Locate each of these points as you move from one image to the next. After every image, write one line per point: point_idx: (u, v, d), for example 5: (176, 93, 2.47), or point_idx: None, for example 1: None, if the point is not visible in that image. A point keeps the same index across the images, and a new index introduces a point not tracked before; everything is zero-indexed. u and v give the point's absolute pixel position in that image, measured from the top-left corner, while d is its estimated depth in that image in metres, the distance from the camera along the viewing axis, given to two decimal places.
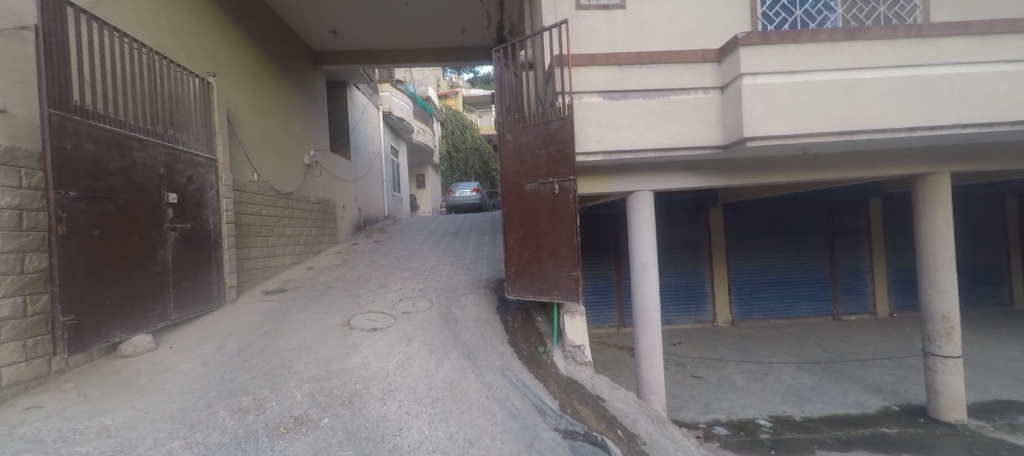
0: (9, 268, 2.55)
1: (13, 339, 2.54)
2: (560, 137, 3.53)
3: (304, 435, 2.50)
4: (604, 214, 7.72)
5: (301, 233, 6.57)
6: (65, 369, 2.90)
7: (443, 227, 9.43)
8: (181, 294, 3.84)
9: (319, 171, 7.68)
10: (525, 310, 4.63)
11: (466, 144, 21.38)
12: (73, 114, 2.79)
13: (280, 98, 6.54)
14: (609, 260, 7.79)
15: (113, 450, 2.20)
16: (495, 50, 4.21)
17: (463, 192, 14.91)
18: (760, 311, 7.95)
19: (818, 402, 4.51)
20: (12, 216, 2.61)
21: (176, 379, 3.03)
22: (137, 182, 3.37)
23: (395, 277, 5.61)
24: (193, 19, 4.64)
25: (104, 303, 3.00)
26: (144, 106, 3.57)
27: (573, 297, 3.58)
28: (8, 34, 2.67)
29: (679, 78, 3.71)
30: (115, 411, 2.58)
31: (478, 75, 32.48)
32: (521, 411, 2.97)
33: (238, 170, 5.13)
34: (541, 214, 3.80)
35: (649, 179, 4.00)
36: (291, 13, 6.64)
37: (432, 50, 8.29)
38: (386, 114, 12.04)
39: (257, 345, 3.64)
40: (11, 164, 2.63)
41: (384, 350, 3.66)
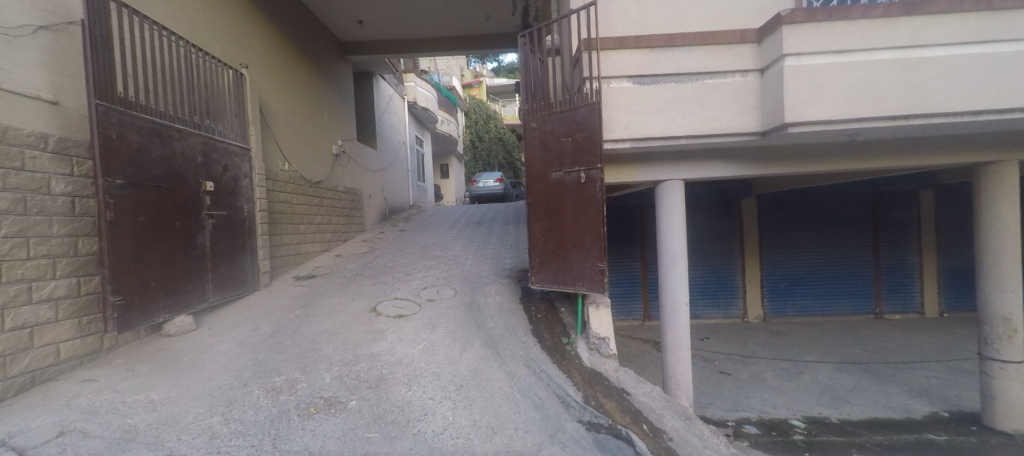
0: (63, 251, 2.76)
1: (69, 316, 2.77)
2: (587, 125, 3.45)
3: (333, 416, 2.59)
4: (630, 204, 7.55)
5: (329, 221, 6.73)
6: (115, 345, 3.12)
7: (466, 217, 9.46)
8: (219, 278, 4.01)
9: (347, 160, 7.83)
10: (548, 300, 4.60)
11: (489, 134, 21.43)
12: (118, 105, 2.94)
13: (308, 89, 6.66)
14: (634, 252, 7.63)
15: (157, 423, 2.36)
16: (520, 36, 4.10)
17: (486, 182, 14.85)
18: (795, 308, 7.61)
19: (857, 404, 4.28)
20: (66, 201, 2.81)
21: (214, 359, 3.17)
22: (177, 171, 3.52)
23: (420, 265, 5.69)
24: (227, 13, 4.77)
25: (149, 285, 3.17)
26: (182, 97, 3.71)
27: (599, 289, 3.51)
28: (58, 30, 2.84)
29: (715, 61, 3.54)
30: (160, 386, 2.74)
31: (501, 66, 32.28)
32: (544, 402, 2.95)
33: (271, 159, 5.30)
34: (566, 204, 3.73)
35: (680, 168, 3.85)
36: (318, 3, 6.72)
37: (458, 39, 8.27)
38: (411, 105, 12.15)
39: (288, 329, 3.75)
40: (62, 153, 2.82)
41: (409, 337, 3.71)
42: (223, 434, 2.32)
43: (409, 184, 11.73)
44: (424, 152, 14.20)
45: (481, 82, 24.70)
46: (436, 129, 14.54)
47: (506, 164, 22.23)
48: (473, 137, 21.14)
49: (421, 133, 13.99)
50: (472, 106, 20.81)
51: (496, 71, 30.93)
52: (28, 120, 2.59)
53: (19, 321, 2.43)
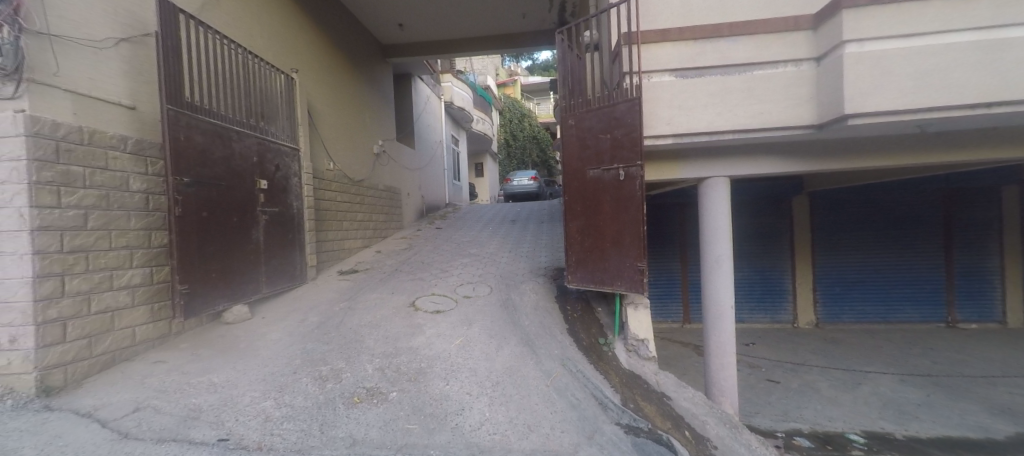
0: (138, 243, 3.02)
1: (143, 302, 3.05)
2: (626, 121, 3.38)
3: (375, 406, 2.68)
4: (670, 203, 7.31)
5: (370, 218, 6.97)
6: (182, 331, 3.39)
7: (500, 216, 9.51)
8: (271, 271, 4.25)
9: (386, 160, 8.08)
10: (584, 300, 4.55)
11: (524, 132, 21.49)
12: (186, 110, 3.20)
13: (352, 93, 6.93)
14: (674, 252, 7.39)
15: (218, 404, 2.55)
16: (558, 31, 4.05)
17: (520, 180, 14.86)
18: (851, 315, 7.08)
19: (926, 420, 3.92)
20: (141, 198, 3.08)
21: (267, 346, 3.36)
22: (236, 170, 3.76)
23: (456, 262, 5.77)
24: (279, 22, 5.06)
25: (210, 276, 3.41)
26: (240, 101, 3.97)
27: (638, 289, 3.42)
28: (135, 42, 3.13)
29: (764, 51, 3.36)
30: (220, 369, 2.95)
31: (535, 64, 32.30)
32: (581, 402, 2.91)
33: (317, 159, 5.55)
34: (604, 202, 3.66)
35: (727, 164, 3.67)
36: (361, 9, 6.98)
37: (493, 38, 8.33)
38: (447, 105, 12.39)
39: (333, 321, 3.90)
40: (138, 154, 3.09)
41: (446, 332, 3.77)
42: (277, 417, 2.48)
43: (445, 183, 11.95)
44: (460, 151, 14.43)
45: (516, 80, 24.78)
46: (471, 129, 14.74)
47: (540, 162, 22.25)
48: (507, 136, 21.24)
49: (457, 133, 14.20)
50: (506, 105, 20.93)
51: (531, 69, 31.17)
52: (109, 125, 2.88)
53: (102, 305, 2.72)
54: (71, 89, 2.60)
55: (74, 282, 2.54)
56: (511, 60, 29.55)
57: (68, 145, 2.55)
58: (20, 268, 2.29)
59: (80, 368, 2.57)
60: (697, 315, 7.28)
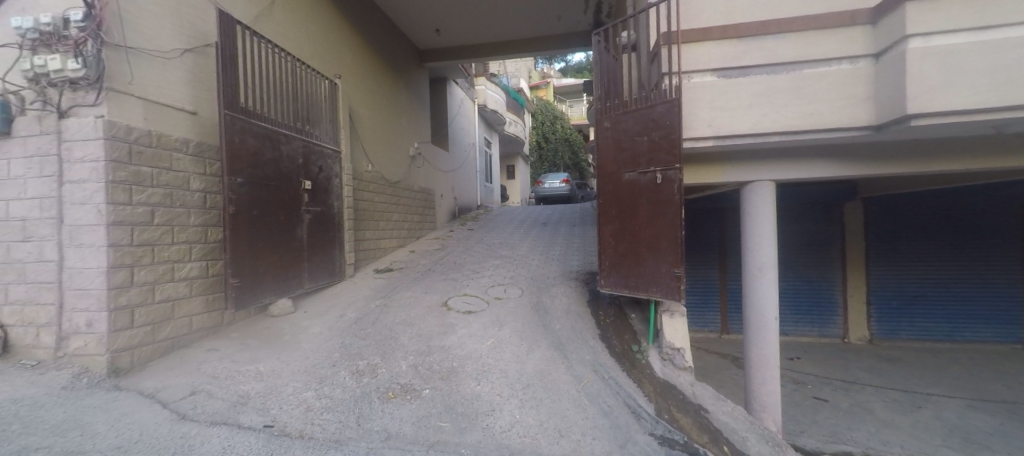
0: (197, 238, 3.24)
1: (199, 294, 3.26)
2: (665, 123, 3.29)
3: (408, 402, 2.74)
4: (709, 207, 7.09)
5: (405, 219, 7.15)
6: (233, 321, 3.60)
7: (531, 218, 9.50)
8: (313, 267, 4.44)
9: (421, 162, 8.27)
10: (617, 305, 4.47)
11: (556, 134, 21.40)
12: (241, 115, 3.41)
13: (390, 96, 7.15)
14: (711, 258, 7.12)
15: (264, 392, 2.70)
16: (595, 33, 4.01)
17: (552, 182, 14.75)
18: (910, 331, 6.54)
19: (1000, 451, 3.54)
20: (200, 196, 3.30)
21: (309, 339, 3.52)
22: (284, 171, 3.96)
23: (488, 264, 5.83)
24: (324, 30, 5.31)
25: (258, 271, 3.61)
26: (288, 105, 4.19)
27: (674, 296, 3.31)
28: (198, 52, 3.37)
29: (817, 47, 3.18)
30: (265, 360, 3.11)
31: (569, 65, 32.14)
32: (613, 409, 2.85)
33: (357, 161, 5.76)
34: (640, 206, 3.58)
35: (773, 167, 3.50)
36: (400, 15, 7.21)
37: (527, 41, 8.36)
38: (480, 108, 12.55)
39: (369, 317, 4.04)
40: (199, 156, 3.33)
41: (478, 332, 3.80)
42: (317, 407, 2.59)
43: (477, 184, 12.09)
44: (493, 154, 14.56)
45: (549, 83, 24.74)
46: (504, 131, 14.84)
47: (572, 164, 22.06)
48: (539, 138, 21.25)
49: (490, 135, 14.34)
50: (538, 108, 20.94)
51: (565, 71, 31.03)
52: (174, 129, 3.11)
53: (165, 295, 2.94)
54: (143, 96, 2.85)
55: (140, 273, 2.76)
56: (544, 63, 29.56)
57: (139, 147, 2.79)
58: (98, 258, 2.53)
59: (144, 353, 2.79)
60: (736, 325, 6.96)
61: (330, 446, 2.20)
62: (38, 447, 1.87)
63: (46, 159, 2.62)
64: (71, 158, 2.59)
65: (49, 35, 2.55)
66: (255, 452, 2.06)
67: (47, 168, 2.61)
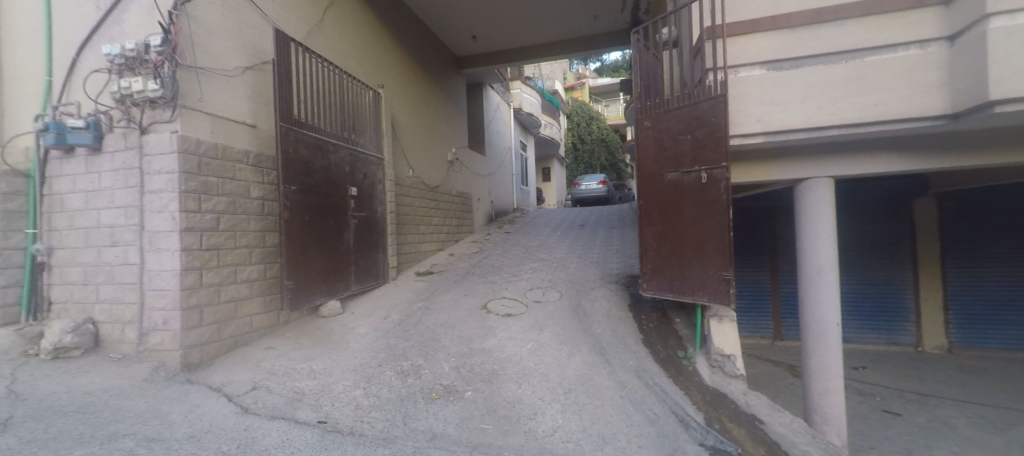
0: (256, 243, 3.47)
1: (258, 295, 3.48)
2: (710, 120, 3.17)
3: (452, 403, 2.79)
4: (759, 207, 6.75)
5: (444, 223, 7.30)
6: (288, 321, 3.81)
7: (568, 221, 9.42)
8: (359, 270, 4.62)
9: (459, 167, 8.43)
10: (660, 310, 4.33)
11: (592, 136, 21.17)
12: (294, 126, 3.63)
13: (429, 104, 7.35)
14: (761, 260, 6.77)
15: (318, 389, 2.83)
16: (633, 32, 3.95)
17: (589, 184, 14.56)
18: (997, 341, 5.87)
19: None
20: (258, 204, 3.54)
21: (356, 339, 3.66)
22: (332, 178, 4.17)
23: (526, 267, 5.83)
24: (368, 43, 5.56)
25: (310, 274, 3.80)
26: (336, 116, 4.41)
27: (723, 301, 3.16)
28: (258, 69, 3.63)
29: (880, 33, 2.95)
30: (318, 358, 3.27)
31: (604, 66, 31.73)
32: (659, 417, 2.75)
33: (399, 168, 5.97)
34: (684, 206, 3.46)
35: (833, 163, 3.28)
36: (438, 25, 7.42)
37: (563, 43, 8.33)
38: (515, 112, 12.65)
39: (412, 318, 4.15)
40: (258, 166, 3.57)
41: (518, 335, 3.81)
42: (365, 405, 2.68)
43: (513, 188, 12.14)
44: (528, 157, 14.61)
45: (584, 84, 24.59)
46: (538, 134, 14.86)
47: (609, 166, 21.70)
48: (574, 140, 21.12)
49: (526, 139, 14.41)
50: (573, 109, 20.85)
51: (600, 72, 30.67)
52: (236, 141, 3.36)
53: (228, 295, 3.17)
54: (210, 112, 3.09)
55: (208, 275, 2.99)
56: (579, 64, 29.35)
57: (207, 159, 3.03)
58: (172, 262, 2.77)
59: (212, 350, 3.01)
60: (791, 332, 6.53)
61: (379, 443, 2.28)
62: (126, 434, 2.06)
63: (130, 172, 2.90)
64: (150, 170, 2.85)
65: (132, 59, 2.81)
66: (311, 446, 2.16)
67: (130, 180, 2.89)
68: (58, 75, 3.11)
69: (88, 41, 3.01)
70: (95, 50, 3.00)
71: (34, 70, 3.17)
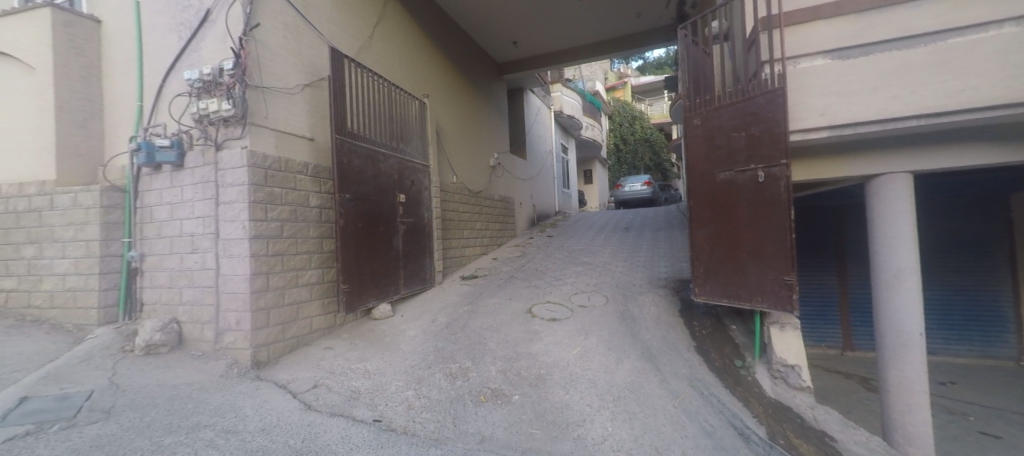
0: (315, 248, 3.69)
1: (317, 297, 3.69)
2: (766, 115, 3.00)
3: (499, 407, 2.81)
4: (826, 206, 6.34)
5: (486, 227, 7.40)
6: (344, 323, 4.01)
7: (613, 223, 9.23)
8: (408, 274, 4.78)
9: (501, 172, 8.52)
10: (714, 316, 4.14)
11: (636, 136, 20.71)
12: (348, 138, 3.83)
13: (471, 110, 7.49)
14: (828, 263, 6.35)
15: (372, 389, 2.96)
16: (680, 28, 3.83)
17: (632, 185, 14.21)
18: None
19: None
20: (317, 211, 3.76)
21: (407, 341, 3.79)
22: (383, 186, 4.35)
23: (570, 270, 5.77)
24: (414, 55, 5.76)
25: (363, 278, 3.99)
26: (386, 126, 4.60)
27: (784, 307, 2.97)
28: (316, 86, 3.87)
29: (967, 10, 2.65)
30: (372, 359, 3.42)
31: (646, 63, 30.91)
32: (716, 430, 2.61)
33: (444, 174, 6.13)
34: (739, 207, 3.28)
35: (910, 157, 2.99)
36: (479, 33, 7.58)
37: (604, 43, 8.21)
38: (556, 114, 12.63)
39: (459, 322, 4.23)
40: (317, 176, 3.80)
41: (563, 340, 3.78)
42: (417, 406, 2.77)
43: (554, 191, 12.09)
44: (570, 160, 14.53)
45: (626, 84, 24.16)
46: (580, 136, 14.74)
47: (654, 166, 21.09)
48: (617, 141, 20.78)
49: (567, 142, 14.34)
50: (615, 110, 20.63)
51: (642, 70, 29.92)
52: (297, 154, 3.59)
53: (292, 298, 3.39)
54: (274, 127, 3.34)
55: (274, 279, 3.21)
56: (620, 63, 28.80)
57: (272, 172, 3.27)
58: (244, 267, 3.01)
59: (278, 348, 3.23)
60: (863, 341, 5.97)
61: (432, 443, 2.34)
62: (207, 425, 2.26)
63: (207, 185, 3.18)
64: (224, 183, 3.11)
65: (208, 82, 3.09)
66: (368, 444, 2.26)
67: (208, 193, 3.18)
68: (147, 100, 3.48)
69: (172, 68, 3.34)
70: (178, 76, 3.33)
71: (128, 96, 3.57)
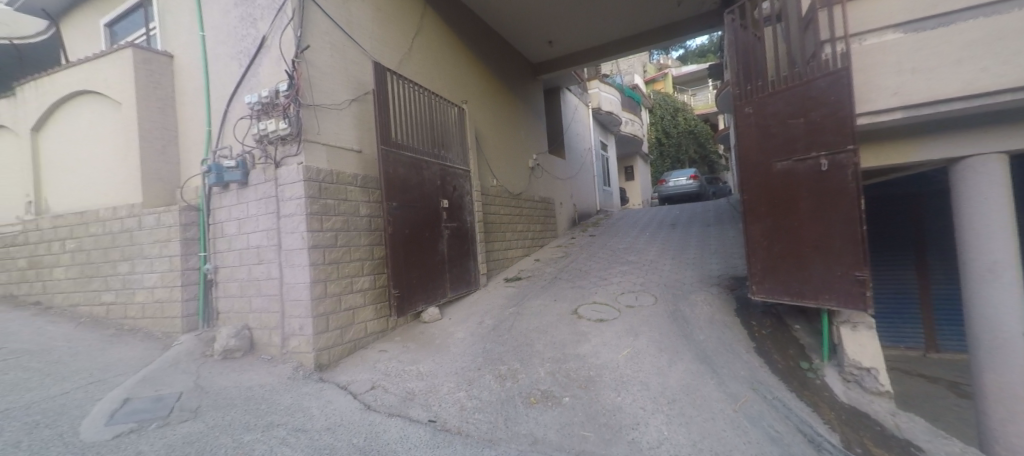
0: (367, 255, 3.86)
1: (371, 303, 3.86)
2: (829, 98, 2.80)
3: (551, 409, 2.81)
4: (904, 195, 5.82)
5: (527, 228, 7.41)
6: (396, 327, 4.16)
7: (658, 220, 8.94)
8: (453, 277, 4.89)
9: (540, 172, 8.49)
10: (774, 315, 3.91)
11: (679, 128, 19.92)
12: (392, 148, 3.97)
13: (508, 112, 7.52)
14: (906, 257, 5.81)
15: (426, 390, 3.06)
16: (728, 13, 3.65)
17: (678, 180, 13.68)
18: None
19: None
20: (367, 220, 3.93)
21: (456, 343, 3.88)
22: (427, 192, 4.48)
23: (615, 270, 5.66)
24: (451, 62, 5.87)
25: (412, 282, 4.13)
26: (427, 134, 4.73)
27: (857, 305, 2.75)
28: (363, 100, 4.04)
29: None
30: (424, 361, 3.53)
31: (686, 51, 29.62)
32: (783, 436, 2.44)
33: (484, 177, 6.22)
34: (800, 198, 3.07)
35: (1004, 135, 2.66)
36: (514, 35, 7.61)
37: (642, 34, 7.95)
38: (594, 111, 12.41)
39: (505, 324, 4.27)
40: (366, 187, 3.98)
41: (612, 341, 3.72)
42: (469, 407, 2.82)
43: (594, 189, 11.88)
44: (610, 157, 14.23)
45: (666, 74, 23.41)
46: (620, 131, 14.40)
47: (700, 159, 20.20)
48: (659, 134, 20.12)
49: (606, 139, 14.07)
50: (655, 103, 20.24)
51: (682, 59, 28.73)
52: (347, 167, 3.77)
53: (348, 303, 3.57)
54: (325, 142, 3.52)
55: (331, 286, 3.40)
56: (658, 54, 27.86)
57: (325, 184, 3.45)
58: (304, 275, 3.21)
59: (337, 352, 3.41)
60: (949, 342, 5.38)
61: (485, 444, 2.38)
62: (279, 424, 2.43)
63: (269, 200, 3.41)
64: (284, 197, 3.32)
65: (267, 104, 3.32)
66: (425, 444, 2.33)
67: (269, 206, 3.41)
68: (215, 124, 3.78)
69: (235, 93, 3.62)
70: (240, 100, 3.60)
71: (198, 122, 3.91)
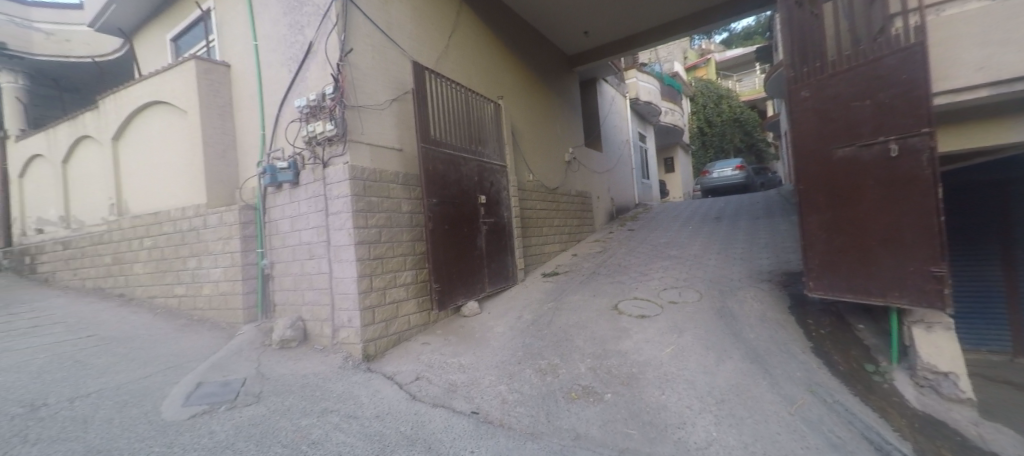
0: (409, 251, 3.98)
1: (413, 297, 3.98)
2: (902, 77, 2.59)
3: (593, 404, 2.78)
4: (987, 181, 5.29)
5: (564, 223, 7.34)
6: (437, 320, 4.27)
7: (700, 213, 8.58)
8: (491, 272, 4.94)
9: (576, 166, 8.37)
10: (834, 314, 3.65)
11: (722, 116, 18.98)
12: (432, 145, 4.06)
13: (544, 106, 7.47)
14: (987, 250, 5.29)
15: (468, 382, 3.12)
16: None
17: (721, 171, 13.05)
18: None
19: None
20: (409, 217, 4.04)
21: (496, 338, 3.92)
22: (465, 188, 4.54)
23: (656, 265, 5.50)
24: (487, 58, 5.89)
25: (452, 277, 4.21)
26: (464, 131, 4.78)
27: (932, 302, 2.53)
28: (404, 100, 4.15)
29: None
30: (466, 354, 3.60)
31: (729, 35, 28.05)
32: (846, 441, 2.26)
33: (520, 173, 6.22)
34: (864, 187, 2.84)
35: None
36: (549, 28, 7.54)
37: (684, 20, 7.62)
38: (631, 102, 12.09)
39: (544, 319, 4.27)
40: (409, 184, 4.10)
41: (654, 338, 3.62)
42: (511, 400, 2.85)
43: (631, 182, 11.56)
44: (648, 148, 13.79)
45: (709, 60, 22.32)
46: (658, 122, 13.93)
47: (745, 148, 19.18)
48: (702, 123, 19.28)
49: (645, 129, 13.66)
50: (699, 89, 19.28)
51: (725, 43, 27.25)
52: (389, 165, 3.90)
53: (392, 297, 3.70)
54: (369, 142, 3.65)
55: (377, 281, 3.53)
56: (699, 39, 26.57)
57: (369, 182, 3.58)
58: (351, 270, 3.36)
59: (383, 344, 3.55)
60: None
61: (527, 437, 2.40)
62: (333, 410, 2.56)
63: (318, 199, 3.59)
64: (332, 195, 3.48)
65: (315, 107, 3.49)
66: (469, 434, 2.38)
67: (319, 205, 3.59)
68: (268, 127, 4.02)
69: (286, 98, 3.82)
70: (291, 104, 3.80)
71: (253, 127, 4.17)
